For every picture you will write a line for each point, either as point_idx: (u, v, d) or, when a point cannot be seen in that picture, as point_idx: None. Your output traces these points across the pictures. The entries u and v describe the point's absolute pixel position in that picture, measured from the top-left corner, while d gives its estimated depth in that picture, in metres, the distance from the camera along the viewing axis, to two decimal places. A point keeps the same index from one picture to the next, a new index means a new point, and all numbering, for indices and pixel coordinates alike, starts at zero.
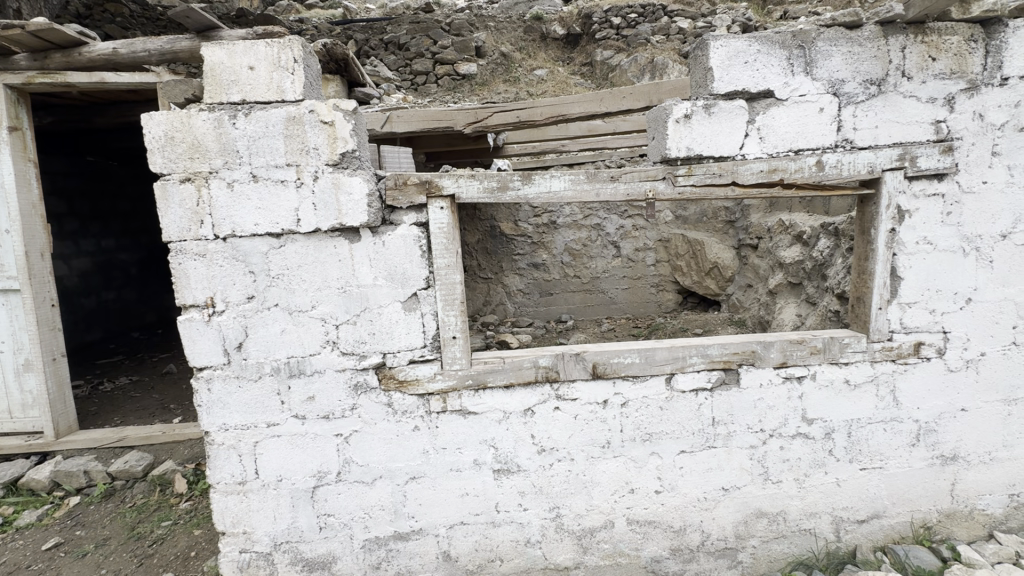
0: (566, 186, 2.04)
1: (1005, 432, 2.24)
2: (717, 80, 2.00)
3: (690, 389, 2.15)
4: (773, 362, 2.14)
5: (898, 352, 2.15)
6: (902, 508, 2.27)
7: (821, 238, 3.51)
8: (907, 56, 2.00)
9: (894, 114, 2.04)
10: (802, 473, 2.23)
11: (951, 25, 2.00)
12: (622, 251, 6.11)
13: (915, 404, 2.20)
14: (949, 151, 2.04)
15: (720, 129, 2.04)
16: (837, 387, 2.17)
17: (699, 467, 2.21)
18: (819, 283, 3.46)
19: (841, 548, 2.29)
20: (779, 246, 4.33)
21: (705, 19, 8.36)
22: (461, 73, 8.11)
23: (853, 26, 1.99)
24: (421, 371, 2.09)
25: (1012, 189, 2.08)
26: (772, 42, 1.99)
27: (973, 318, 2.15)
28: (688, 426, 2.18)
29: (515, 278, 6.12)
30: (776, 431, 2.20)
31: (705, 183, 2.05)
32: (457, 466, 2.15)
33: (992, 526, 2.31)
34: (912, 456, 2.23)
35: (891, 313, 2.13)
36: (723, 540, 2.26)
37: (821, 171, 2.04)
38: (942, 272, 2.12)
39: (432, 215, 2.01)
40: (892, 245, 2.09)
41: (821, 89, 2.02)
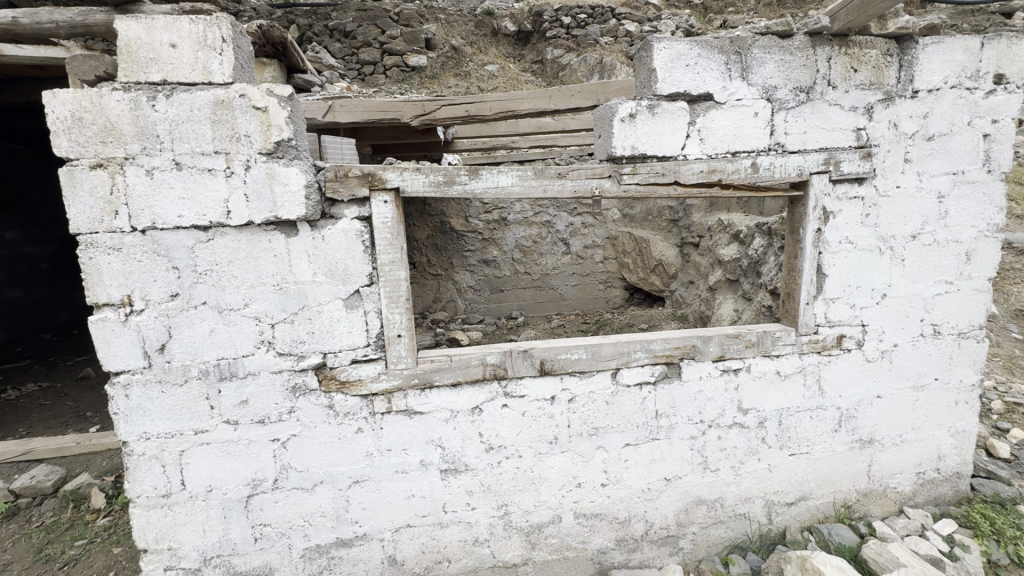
0: (513, 182, 2.02)
1: (914, 416, 2.45)
2: (660, 81, 2.04)
3: (635, 383, 2.20)
4: (712, 355, 2.23)
5: (823, 344, 2.30)
6: (826, 490, 2.44)
7: (756, 237, 3.71)
8: (832, 67, 2.13)
9: (821, 120, 2.16)
10: (738, 460, 2.34)
11: (870, 39, 2.15)
12: (571, 248, 6.20)
13: (837, 392, 2.35)
14: (869, 157, 2.19)
15: (663, 130, 2.09)
16: (769, 378, 2.29)
17: (643, 460, 2.27)
18: (754, 280, 3.65)
19: (772, 530, 2.43)
20: (718, 244, 4.55)
21: (650, 23, 8.61)
22: (410, 65, 7.95)
23: (785, 35, 2.09)
24: (364, 371, 2.01)
25: (921, 193, 2.27)
26: (712, 46, 2.06)
27: (888, 312, 2.33)
28: (632, 420, 2.23)
29: (465, 274, 6.07)
30: (714, 421, 2.29)
31: (649, 182, 2.09)
32: (403, 468, 2.10)
33: (902, 503, 2.52)
34: (835, 441, 2.39)
35: (817, 308, 2.27)
36: (665, 529, 2.34)
37: (756, 172, 2.14)
38: (862, 270, 2.28)
39: (375, 209, 1.93)
40: (817, 243, 2.22)
41: (756, 94, 2.12)
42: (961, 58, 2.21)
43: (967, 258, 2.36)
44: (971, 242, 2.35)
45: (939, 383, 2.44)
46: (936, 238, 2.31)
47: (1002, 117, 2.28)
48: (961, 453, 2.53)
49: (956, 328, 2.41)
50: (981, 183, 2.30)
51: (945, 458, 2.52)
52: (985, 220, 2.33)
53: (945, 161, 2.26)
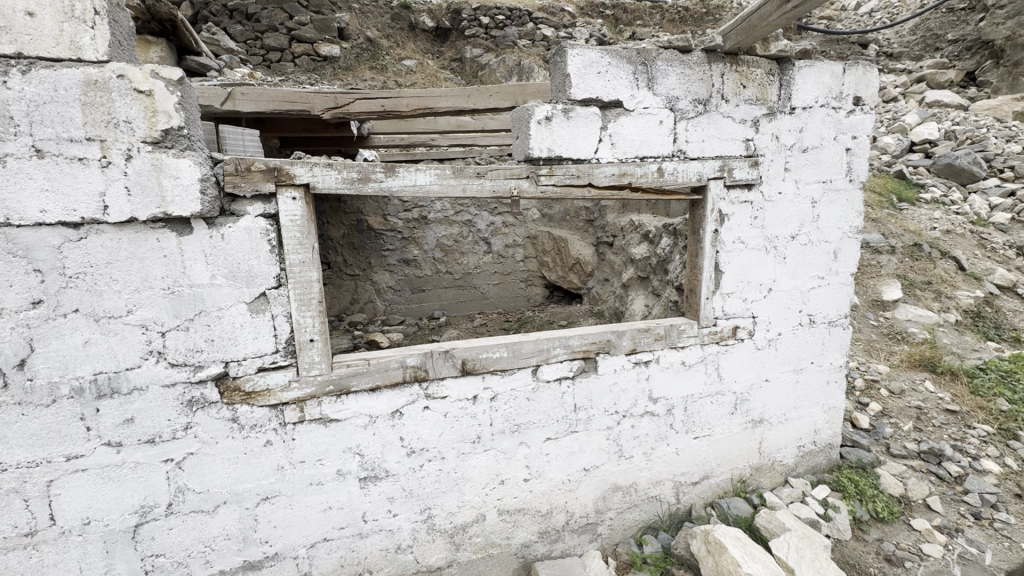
0: (432, 181, 2.00)
1: (795, 396, 2.76)
2: (574, 86, 2.12)
3: (554, 378, 2.27)
4: (625, 349, 2.35)
5: (721, 335, 2.51)
6: (724, 468, 2.68)
7: (664, 237, 3.97)
8: (725, 82, 2.34)
9: (716, 131, 2.37)
10: (649, 446, 2.49)
11: (756, 59, 2.39)
12: (492, 247, 6.25)
13: (733, 378, 2.59)
14: (756, 166, 2.43)
15: (577, 133, 2.16)
16: (676, 368, 2.47)
17: (564, 452, 2.34)
18: (662, 276, 3.91)
19: (680, 508, 2.62)
20: (630, 243, 4.82)
21: (566, 30, 8.89)
22: (321, 55, 7.54)
23: (684, 50, 2.26)
24: (273, 380, 1.88)
25: (799, 199, 2.56)
26: (621, 56, 2.17)
27: (774, 305, 2.60)
28: (553, 414, 2.29)
29: (385, 274, 5.91)
30: (627, 411, 2.42)
31: (564, 183, 2.16)
32: (318, 479, 1.99)
33: (787, 474, 2.83)
34: (732, 423, 2.63)
35: (716, 302, 2.48)
36: (585, 517, 2.43)
37: (661, 177, 2.29)
38: (752, 268, 2.53)
39: (283, 206, 1.81)
40: (715, 243, 2.43)
41: (660, 103, 2.26)
42: (828, 81, 2.52)
43: (835, 256, 2.70)
44: (838, 242, 2.69)
45: (815, 366, 2.78)
46: (811, 238, 2.63)
47: (860, 134, 2.64)
48: (833, 426, 2.89)
49: (827, 317, 2.75)
50: (845, 191, 2.65)
51: (820, 431, 2.87)
52: (848, 223, 2.69)
53: (817, 171, 2.58)
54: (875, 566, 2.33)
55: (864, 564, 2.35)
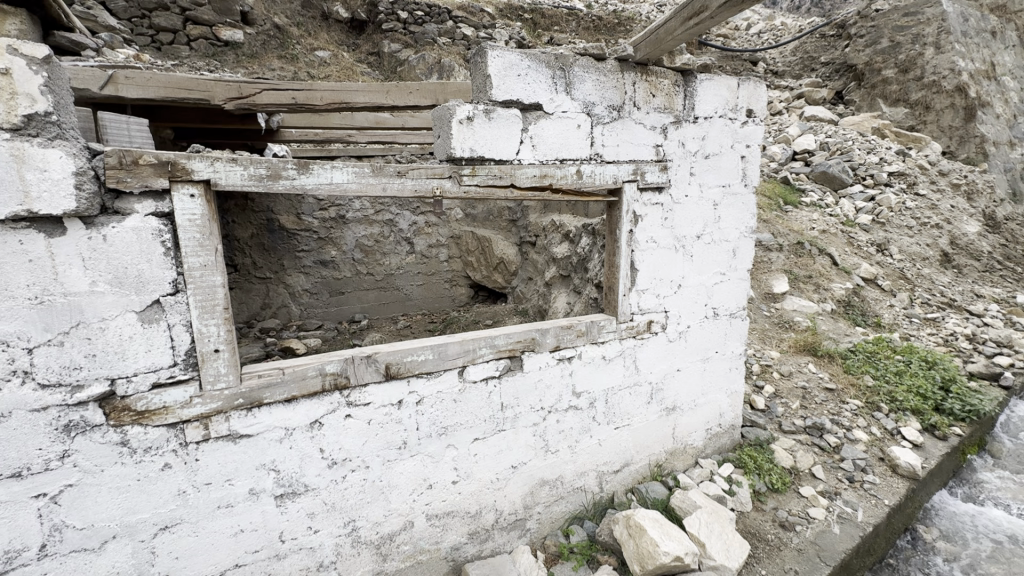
0: (350, 179, 1.92)
1: (703, 383, 2.99)
2: (495, 87, 2.13)
3: (481, 379, 2.27)
4: (549, 346, 2.41)
5: (638, 329, 2.66)
6: (643, 454, 2.84)
7: (583, 237, 4.13)
8: (637, 91, 2.48)
9: (629, 136, 2.50)
10: (573, 439, 2.58)
11: (664, 70, 2.56)
12: (415, 248, 6.14)
13: (649, 369, 2.75)
14: (665, 170, 2.60)
15: (499, 134, 2.18)
16: (597, 363, 2.57)
17: (491, 452, 2.35)
18: (582, 274, 4.06)
19: (604, 496, 2.73)
20: (552, 243, 4.96)
21: (486, 30, 8.92)
22: (222, 39, 6.95)
23: (599, 58, 2.36)
24: (170, 397, 1.70)
25: (703, 202, 2.78)
26: (540, 60, 2.22)
27: (683, 300, 2.80)
28: (480, 415, 2.30)
29: (299, 277, 5.60)
30: (553, 407, 2.48)
31: (487, 184, 2.17)
32: (228, 501, 1.83)
33: (697, 455, 3.07)
34: (648, 412, 2.80)
35: (632, 299, 2.62)
36: (514, 514, 2.46)
37: (580, 179, 2.38)
38: (664, 266, 2.70)
39: (178, 204, 1.64)
40: (630, 243, 2.56)
41: (578, 108, 2.34)
42: (725, 94, 2.76)
43: (734, 253, 2.96)
44: (736, 241, 2.96)
45: (719, 355, 3.03)
46: (713, 238, 2.86)
47: (752, 144, 2.92)
48: (734, 409, 3.17)
49: (728, 310, 3.01)
50: (741, 195, 2.91)
51: (724, 414, 3.14)
52: (745, 224, 2.96)
53: (717, 175, 2.81)
54: (772, 532, 2.59)
55: (763, 532, 2.59)
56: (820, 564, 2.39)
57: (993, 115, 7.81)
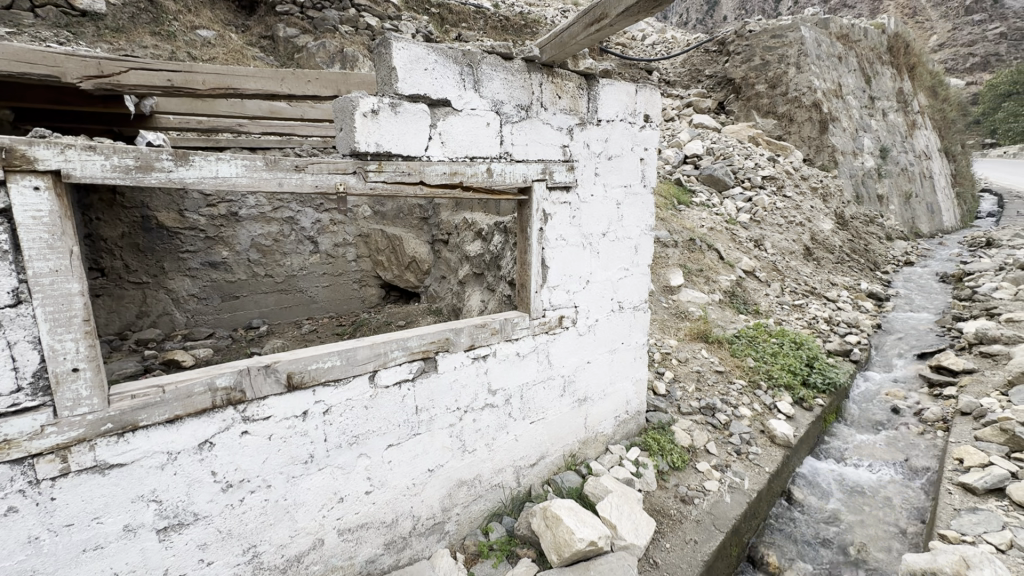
0: (239, 172, 1.74)
1: (611, 373, 3.15)
2: (401, 81, 2.06)
3: (393, 383, 2.19)
4: (463, 346, 2.39)
5: (550, 325, 2.72)
6: (557, 446, 2.92)
7: (495, 235, 4.16)
8: (543, 91, 2.54)
9: (537, 136, 2.55)
10: (490, 437, 2.58)
11: (568, 73, 2.64)
12: (319, 247, 5.80)
13: (561, 363, 2.83)
14: (572, 170, 2.69)
15: (406, 130, 2.11)
16: (511, 359, 2.59)
17: (406, 457, 2.28)
18: (495, 272, 4.09)
19: (521, 491, 2.77)
20: (464, 241, 4.93)
21: (391, 22, 8.60)
22: (77, 8, 6.03)
23: (506, 57, 2.38)
24: (13, 429, 1.43)
25: (607, 200, 2.92)
26: (448, 56, 2.18)
27: (591, 295, 2.93)
28: (393, 420, 2.22)
29: (184, 281, 5.09)
30: (468, 406, 2.47)
31: (395, 180, 2.09)
32: (96, 543, 1.59)
33: (607, 442, 3.22)
34: (562, 404, 2.89)
35: (544, 295, 2.68)
36: (431, 518, 2.42)
37: (491, 177, 2.38)
38: (573, 263, 2.80)
39: (18, 198, 1.38)
40: (541, 240, 2.62)
41: (486, 106, 2.34)
42: (625, 99, 2.92)
43: (636, 250, 3.15)
44: (638, 238, 3.14)
45: (625, 346, 3.20)
46: (617, 235, 3.01)
47: (649, 147, 3.12)
48: (639, 395, 3.38)
49: (632, 303, 3.19)
50: (641, 195, 3.10)
51: (631, 401, 3.33)
52: (645, 222, 3.16)
53: (619, 176, 2.96)
54: (674, 507, 2.80)
55: (666, 508, 2.80)
56: (715, 531, 2.63)
57: (841, 128, 9.11)
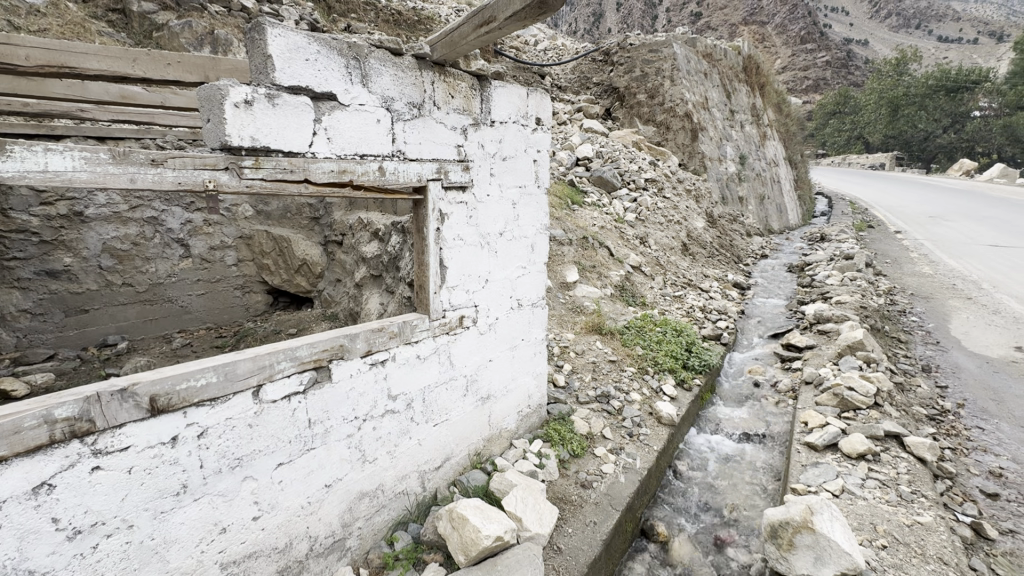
0: (77, 166, 1.50)
1: (513, 369, 3.21)
2: (279, 70, 1.91)
3: (281, 397, 2.03)
4: (360, 352, 2.28)
5: (450, 325, 2.71)
6: (462, 446, 2.92)
7: (392, 235, 4.03)
8: (435, 90, 2.51)
9: (430, 135, 2.51)
10: (392, 444, 2.50)
11: (460, 73, 2.64)
12: (191, 251, 5.20)
13: (462, 362, 2.83)
14: (467, 170, 2.70)
15: (286, 123, 1.96)
16: (412, 362, 2.53)
17: (299, 475, 2.13)
18: (393, 273, 3.97)
19: (426, 495, 2.73)
20: (360, 241, 4.71)
21: (270, 5, 7.90)
22: None
23: (396, 52, 2.31)
24: None
25: (503, 201, 2.97)
26: (331, 47, 2.06)
27: (491, 294, 2.96)
28: (283, 436, 2.05)
29: (11, 294, 4.30)
30: (367, 414, 2.36)
31: (275, 178, 1.94)
32: None
33: (511, 437, 3.29)
34: (465, 403, 2.89)
35: (443, 295, 2.65)
36: (330, 536, 2.28)
37: (383, 176, 2.30)
38: (471, 262, 2.81)
39: None
40: (438, 240, 2.59)
41: (376, 102, 2.26)
42: (517, 102, 2.99)
43: (532, 248, 3.25)
44: (533, 237, 3.25)
45: (525, 342, 3.29)
46: (514, 234, 3.08)
47: (541, 149, 3.23)
48: (540, 389, 3.49)
49: (530, 299, 3.28)
50: (535, 195, 3.20)
51: (532, 395, 3.42)
52: (540, 221, 3.27)
53: (514, 177, 3.03)
54: (575, 493, 2.94)
55: (568, 494, 2.93)
56: (612, 511, 2.81)
57: (708, 137, 10.21)
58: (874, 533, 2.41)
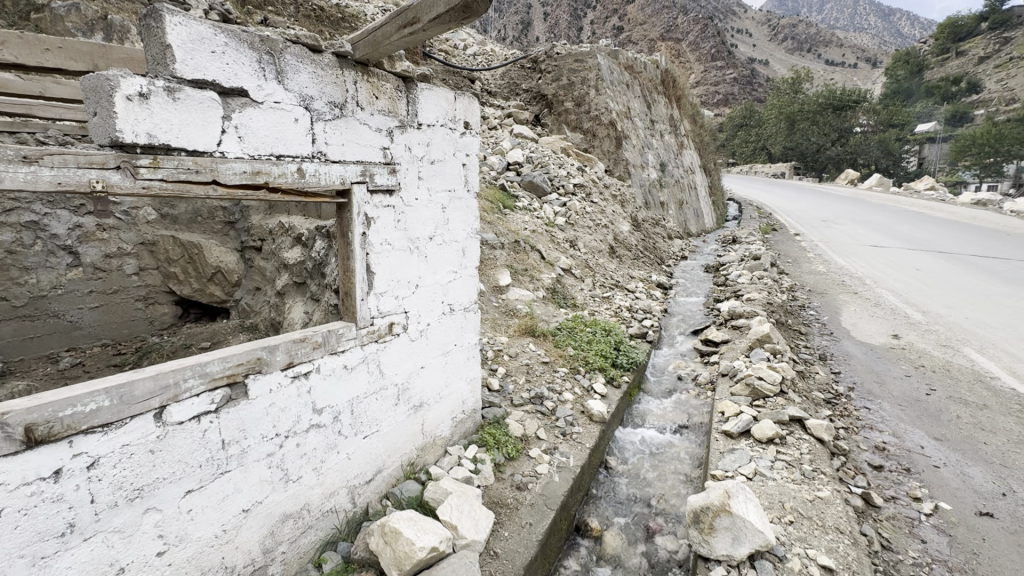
0: None
1: (446, 375, 3.17)
2: (180, 62, 1.75)
3: (190, 418, 1.86)
4: (280, 364, 2.14)
5: (379, 333, 2.62)
6: (394, 457, 2.83)
7: (317, 240, 3.84)
8: (358, 90, 2.42)
9: (354, 136, 2.42)
10: (318, 461, 2.37)
11: (385, 73, 2.57)
12: (82, 259, 4.67)
13: (393, 371, 2.75)
14: (394, 173, 2.63)
15: (189, 119, 1.81)
16: (338, 373, 2.41)
17: (213, 501, 1.96)
18: (319, 280, 3.78)
19: (357, 511, 2.62)
20: (281, 247, 4.45)
21: None
22: None
23: (314, 49, 2.21)
24: None
25: (432, 205, 2.93)
26: (241, 39, 1.93)
27: (421, 299, 2.90)
28: (193, 460, 1.88)
29: None
30: (290, 430, 2.22)
31: (178, 179, 1.78)
32: None
33: (445, 444, 3.24)
34: (396, 413, 2.80)
35: (371, 302, 2.56)
36: (250, 565, 2.12)
37: (303, 178, 2.18)
38: (400, 267, 2.74)
39: None
40: (364, 245, 2.50)
41: (293, 100, 2.14)
42: (444, 105, 2.96)
43: (463, 252, 3.23)
44: (464, 241, 3.23)
45: (458, 347, 3.26)
46: (444, 239, 3.05)
47: (470, 153, 3.23)
48: (474, 394, 3.47)
49: (462, 304, 3.26)
50: (465, 199, 3.19)
51: (466, 400, 3.40)
52: (470, 226, 3.26)
53: (443, 180, 3.00)
54: (511, 496, 2.95)
55: (504, 498, 2.93)
56: (547, 511, 2.85)
57: (631, 145, 10.72)
58: (783, 510, 2.62)
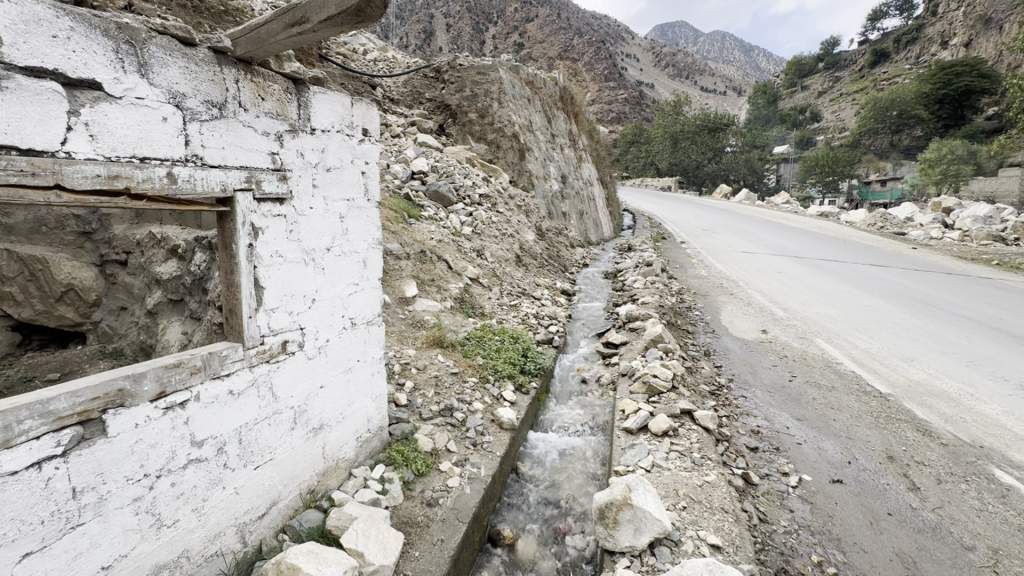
0: None
1: (349, 393, 3.01)
2: (9, 45, 1.49)
3: (27, 467, 1.56)
4: (148, 395, 1.88)
5: (270, 352, 2.41)
6: (291, 486, 2.61)
7: (196, 252, 3.45)
8: (241, 89, 2.23)
9: (237, 139, 2.23)
10: (198, 500, 2.11)
11: (271, 74, 2.40)
12: None
13: (288, 394, 2.54)
14: (285, 180, 2.46)
15: (23, 113, 1.55)
16: (222, 400, 2.18)
17: (60, 562, 1.66)
18: (199, 296, 3.40)
19: (248, 551, 2.37)
20: (152, 260, 3.93)
21: None
22: None
23: (186, 42, 1.99)
24: None
25: (329, 214, 2.78)
26: (91, 25, 1.69)
27: (319, 314, 2.73)
28: (32, 517, 1.58)
29: None
30: (162, 469, 1.95)
31: (8, 183, 1.50)
32: None
33: (349, 466, 3.06)
34: (293, 438, 2.59)
35: (260, 319, 2.35)
36: None
37: (175, 184, 1.95)
38: (293, 280, 2.55)
39: None
40: (251, 258, 2.30)
41: (160, 97, 1.92)
42: (340, 110, 2.84)
43: (364, 264, 3.10)
44: (365, 252, 3.10)
45: (361, 363, 3.11)
46: (342, 250, 2.90)
47: (370, 161, 3.11)
48: (380, 411, 3.33)
49: (365, 317, 3.12)
50: (365, 209, 3.07)
51: (372, 418, 3.25)
52: (371, 236, 3.14)
53: (341, 189, 2.86)
54: (421, 514, 2.86)
55: (414, 516, 2.83)
56: (458, 524, 2.80)
57: (533, 157, 11.09)
58: (677, 497, 2.84)
